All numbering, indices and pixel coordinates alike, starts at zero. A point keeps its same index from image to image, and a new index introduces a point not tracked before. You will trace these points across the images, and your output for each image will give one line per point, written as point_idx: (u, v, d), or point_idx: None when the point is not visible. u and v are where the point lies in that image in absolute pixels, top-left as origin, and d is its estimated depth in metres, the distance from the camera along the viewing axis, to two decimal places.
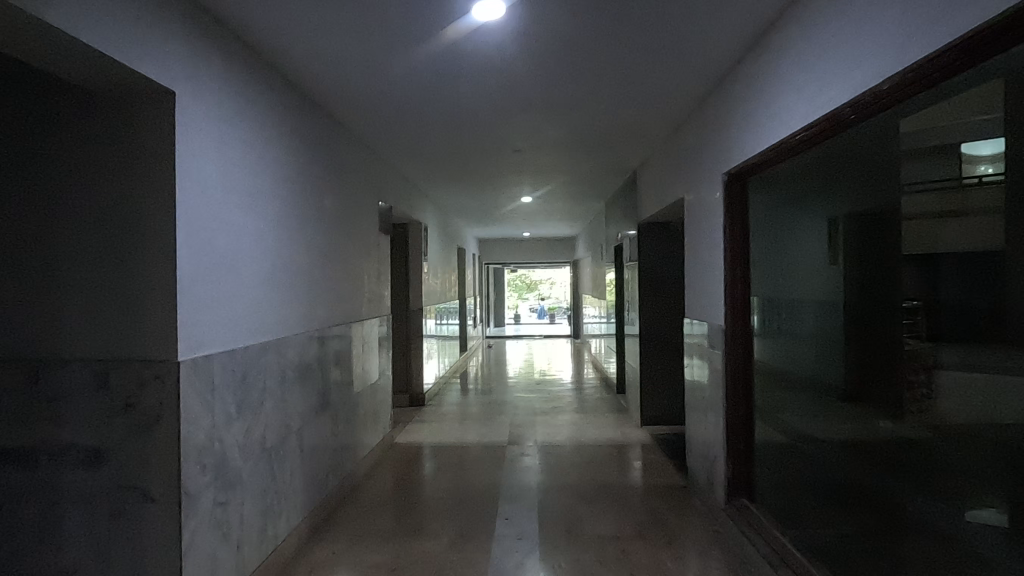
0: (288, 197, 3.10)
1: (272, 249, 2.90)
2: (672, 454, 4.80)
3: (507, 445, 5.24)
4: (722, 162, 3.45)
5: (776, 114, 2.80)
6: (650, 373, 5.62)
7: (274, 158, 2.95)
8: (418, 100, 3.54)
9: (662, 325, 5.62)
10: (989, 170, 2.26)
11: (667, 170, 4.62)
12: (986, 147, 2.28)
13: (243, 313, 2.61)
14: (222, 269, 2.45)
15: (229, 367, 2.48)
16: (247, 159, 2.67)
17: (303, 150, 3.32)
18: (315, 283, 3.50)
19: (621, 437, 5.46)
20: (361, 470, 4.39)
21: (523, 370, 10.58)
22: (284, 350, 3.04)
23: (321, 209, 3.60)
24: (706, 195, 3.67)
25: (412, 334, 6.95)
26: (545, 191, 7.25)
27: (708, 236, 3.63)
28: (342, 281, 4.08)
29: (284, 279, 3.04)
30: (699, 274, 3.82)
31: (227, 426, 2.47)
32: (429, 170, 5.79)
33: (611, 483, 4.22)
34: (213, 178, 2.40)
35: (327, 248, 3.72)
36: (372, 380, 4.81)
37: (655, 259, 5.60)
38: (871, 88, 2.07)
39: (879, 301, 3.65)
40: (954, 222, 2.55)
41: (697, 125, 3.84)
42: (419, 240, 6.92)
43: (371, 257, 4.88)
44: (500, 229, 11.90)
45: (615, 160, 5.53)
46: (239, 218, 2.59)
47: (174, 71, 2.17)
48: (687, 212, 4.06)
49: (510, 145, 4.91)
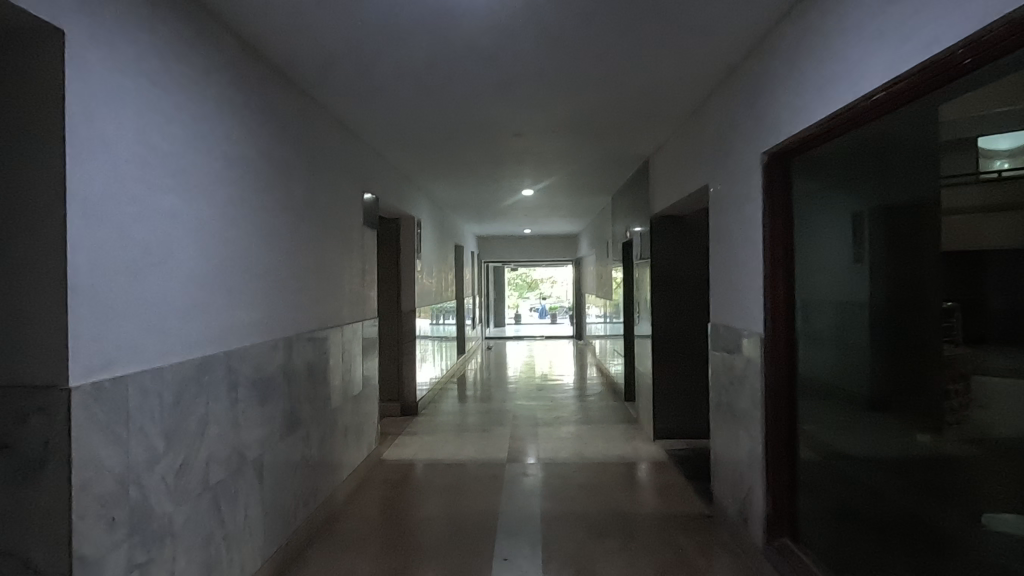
0: (241, 182, 2.60)
1: (217, 242, 2.40)
2: (690, 475, 4.28)
3: (507, 463, 4.71)
4: (757, 140, 2.94)
5: (832, 77, 2.29)
6: (664, 382, 5.11)
7: (221, 131, 2.45)
8: (399, 66, 3.03)
9: (677, 329, 5.10)
10: (1006, 164, 1.69)
11: (687, 156, 4.09)
12: (1002, 139, 1.70)
13: (174, 320, 2.11)
14: (142, 265, 1.94)
15: (153, 390, 1.97)
16: (180, 130, 2.17)
17: (262, 125, 2.81)
18: (279, 284, 2.99)
19: (632, 452, 4.94)
20: (340, 496, 3.88)
21: (524, 374, 10.08)
22: (237, 363, 2.53)
23: (287, 196, 3.09)
24: (736, 180, 3.16)
25: (404, 339, 6.44)
26: (547, 183, 6.73)
27: (739, 229, 3.12)
28: (317, 282, 3.56)
29: (235, 279, 2.54)
30: (727, 273, 3.31)
31: (152, 463, 1.96)
32: (421, 159, 5.27)
33: (624, 512, 3.70)
34: (129, 148, 1.89)
35: (296, 243, 3.21)
36: (355, 392, 4.30)
37: (670, 256, 5.08)
38: (966, 38, 1.61)
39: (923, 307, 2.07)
40: (993, 213, 1.74)
41: (726, 100, 3.33)
42: (411, 236, 6.40)
43: (354, 254, 4.37)
44: (500, 225, 11.36)
45: (626, 146, 4.99)
46: (168, 202, 2.08)
47: (65, 3, 1.65)
48: (713, 201, 3.54)
49: (509, 128, 4.39)
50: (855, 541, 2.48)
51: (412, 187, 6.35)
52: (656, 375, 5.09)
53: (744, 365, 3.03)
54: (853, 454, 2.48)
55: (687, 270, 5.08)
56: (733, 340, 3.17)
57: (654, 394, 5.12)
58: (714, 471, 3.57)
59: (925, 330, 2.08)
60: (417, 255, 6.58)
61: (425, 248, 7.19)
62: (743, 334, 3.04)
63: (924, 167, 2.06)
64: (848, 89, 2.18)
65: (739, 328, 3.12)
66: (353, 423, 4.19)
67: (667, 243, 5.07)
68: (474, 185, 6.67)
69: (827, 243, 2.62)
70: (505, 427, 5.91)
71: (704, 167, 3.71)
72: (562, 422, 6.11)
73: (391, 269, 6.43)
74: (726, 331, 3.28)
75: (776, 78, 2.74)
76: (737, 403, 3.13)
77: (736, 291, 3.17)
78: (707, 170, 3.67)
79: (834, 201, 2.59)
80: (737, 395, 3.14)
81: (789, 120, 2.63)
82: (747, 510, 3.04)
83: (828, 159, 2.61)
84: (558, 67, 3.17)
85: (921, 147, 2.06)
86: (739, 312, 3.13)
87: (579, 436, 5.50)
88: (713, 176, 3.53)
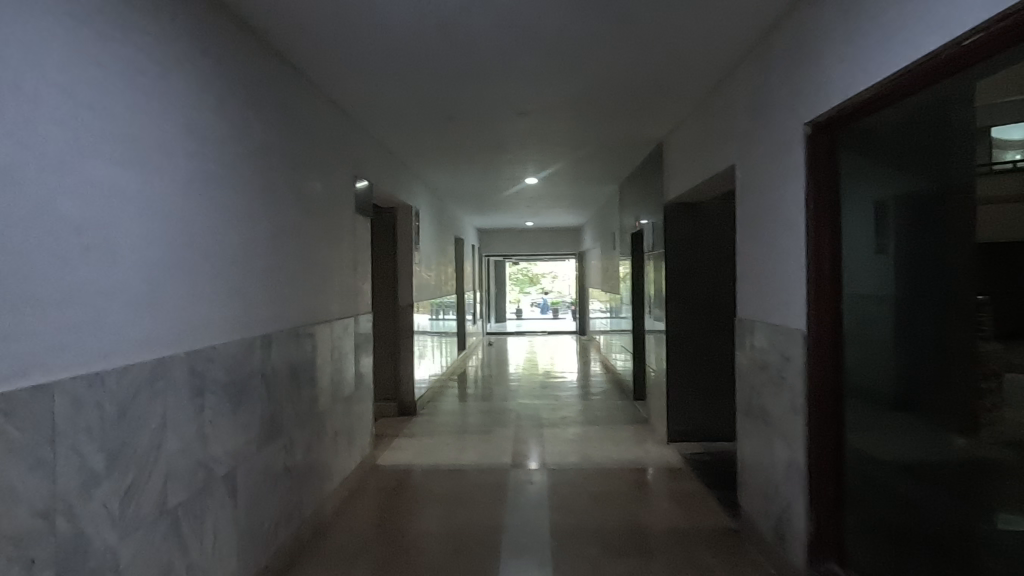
0: (208, 154, 2.27)
1: (177, 222, 2.07)
2: (710, 482, 3.95)
3: (511, 469, 4.38)
4: (795, 110, 2.60)
5: (896, 26, 1.94)
6: (678, 381, 4.77)
7: (182, 93, 2.12)
8: (388, 26, 2.68)
9: (693, 324, 4.76)
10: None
11: (708, 135, 3.75)
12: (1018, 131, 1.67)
13: (118, 312, 1.77)
14: (70, 244, 1.61)
15: (90, 397, 1.64)
16: (125, 87, 1.83)
17: (232, 92, 2.48)
18: (255, 273, 2.66)
19: (645, 456, 4.62)
20: (330, 507, 3.55)
21: (526, 370, 9.75)
22: (204, 363, 2.20)
23: (265, 175, 2.76)
24: (768, 156, 2.82)
25: (401, 334, 6.11)
26: (551, 170, 6.38)
27: (774, 211, 2.77)
28: (301, 273, 3.23)
29: (199, 267, 2.20)
30: (758, 261, 2.96)
31: (91, 485, 1.63)
32: (418, 142, 4.94)
33: (641, 525, 3.37)
34: (48, 102, 1.55)
35: (275, 227, 2.87)
36: (347, 393, 3.97)
37: (685, 245, 4.74)
38: None
39: (967, 293, 1.91)
40: None
41: (756, 68, 2.98)
42: (408, 226, 6.06)
43: (344, 243, 4.03)
44: (500, 217, 11.02)
45: (637, 127, 4.65)
46: (108, 170, 1.74)
47: None
48: (741, 182, 3.19)
49: (512, 106, 4.05)
50: (881, 545, 2.26)
51: (409, 174, 6.00)
52: (670, 373, 4.76)
53: (779, 364, 2.69)
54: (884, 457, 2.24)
55: (703, 260, 4.74)
56: (766, 336, 2.83)
57: (668, 394, 4.78)
58: (740, 481, 3.24)
59: (965, 317, 1.92)
60: (415, 247, 6.25)
61: (424, 239, 6.85)
62: (778, 329, 2.71)
63: (968, 145, 1.88)
64: (914, 39, 1.85)
65: (772, 323, 2.78)
66: (344, 427, 3.86)
67: (682, 231, 4.73)
68: (474, 173, 6.33)
69: (854, 226, 2.39)
70: (508, 428, 5.58)
71: (730, 145, 3.37)
72: (568, 422, 5.78)
73: (387, 261, 6.09)
74: (756, 326, 2.95)
75: (818, 37, 2.41)
76: (771, 407, 2.79)
77: (768, 281, 2.84)
78: (732, 148, 3.33)
79: (866, 178, 2.34)
80: (771, 398, 2.81)
81: (835, 82, 2.29)
82: (782, 528, 2.72)
83: (875, 130, 2.28)
84: (569, 31, 2.83)
85: (965, 125, 1.89)
86: (773, 304, 2.79)
87: (586, 438, 5.17)
88: (740, 154, 3.19)
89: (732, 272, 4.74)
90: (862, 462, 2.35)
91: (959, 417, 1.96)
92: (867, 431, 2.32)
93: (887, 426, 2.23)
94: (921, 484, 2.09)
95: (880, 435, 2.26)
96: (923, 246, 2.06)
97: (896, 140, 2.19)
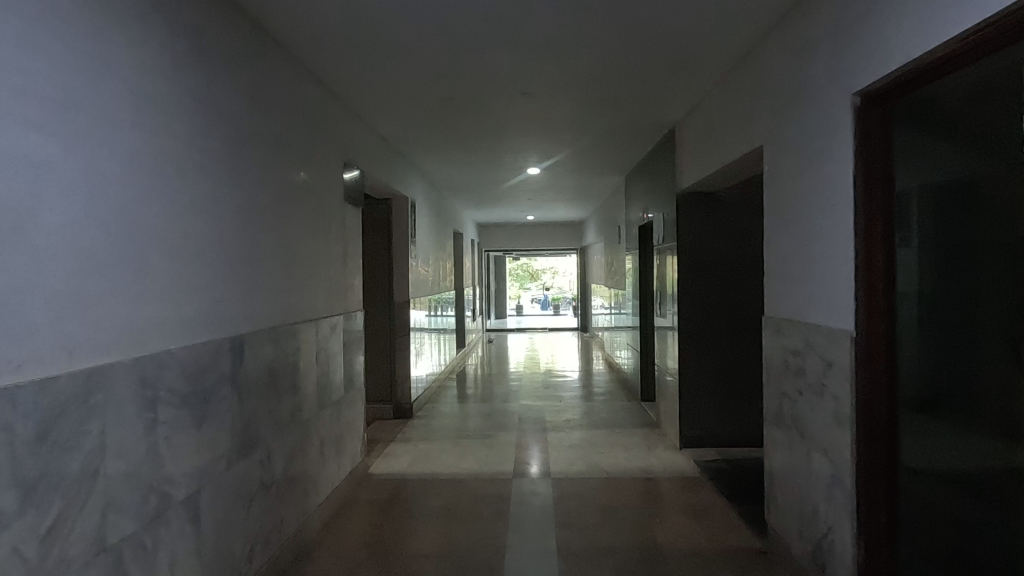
0: (157, 127, 1.95)
1: (114, 205, 1.75)
2: (730, 494, 3.64)
3: (514, 479, 4.06)
4: (837, 80, 2.27)
5: None
6: (692, 383, 4.46)
7: (120, 53, 1.80)
8: None
9: (709, 322, 4.43)
10: None
11: (730, 115, 3.42)
12: None
13: (31, 310, 1.46)
14: None
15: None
16: (39, 38, 1.52)
17: (189, 56, 2.16)
18: (221, 267, 2.34)
19: (657, 464, 4.31)
20: (316, 524, 3.24)
21: (528, 369, 9.43)
22: (155, 370, 1.89)
23: (232, 155, 2.44)
24: (805, 134, 2.49)
25: (397, 333, 5.78)
26: (555, 159, 6.06)
27: (811, 196, 2.45)
28: (280, 266, 2.91)
29: (148, 259, 1.89)
30: (792, 252, 2.64)
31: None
32: (413, 127, 4.61)
33: (658, 545, 3.06)
34: None
35: (247, 215, 2.55)
36: (337, 398, 3.66)
37: (701, 238, 4.42)
38: None
39: None
40: None
41: (789, 36, 2.65)
42: (404, 219, 5.74)
43: (333, 235, 3.71)
44: (501, 211, 10.68)
45: (648, 111, 4.32)
46: (15, 137, 1.43)
47: None
48: (771, 165, 2.86)
49: (513, 84, 3.72)
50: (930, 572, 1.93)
51: (404, 163, 5.68)
52: (684, 374, 4.45)
53: (821, 369, 2.37)
54: (935, 474, 1.90)
55: (718, 253, 4.42)
56: (803, 337, 2.51)
57: (681, 395, 4.47)
58: (770, 498, 2.92)
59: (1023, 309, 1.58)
60: (411, 240, 5.92)
61: (421, 232, 6.53)
62: (818, 330, 2.39)
63: None
64: None
65: (811, 322, 2.46)
66: (332, 436, 3.54)
67: (696, 223, 4.41)
68: (473, 162, 6.00)
69: (910, 207, 2.02)
70: (510, 433, 5.26)
71: (757, 124, 3.04)
72: (573, 425, 5.47)
73: (381, 256, 5.77)
74: (791, 326, 2.62)
75: None
76: (810, 418, 2.47)
77: (805, 276, 2.51)
78: (760, 127, 3.00)
79: (922, 151, 1.97)
80: (809, 407, 2.49)
81: (888, 43, 1.97)
82: (824, 556, 2.40)
83: (932, 95, 1.92)
84: None
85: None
86: (811, 301, 2.47)
87: (593, 443, 4.85)
88: (770, 133, 2.86)
89: (750, 266, 4.42)
90: (914, 481, 2.01)
91: (1006, 425, 1.63)
92: (919, 444, 1.98)
93: (941, 437, 1.88)
94: (959, 494, 1.80)
95: (933, 447, 1.92)
96: (951, 229, 1.85)
97: (954, 104, 1.83)
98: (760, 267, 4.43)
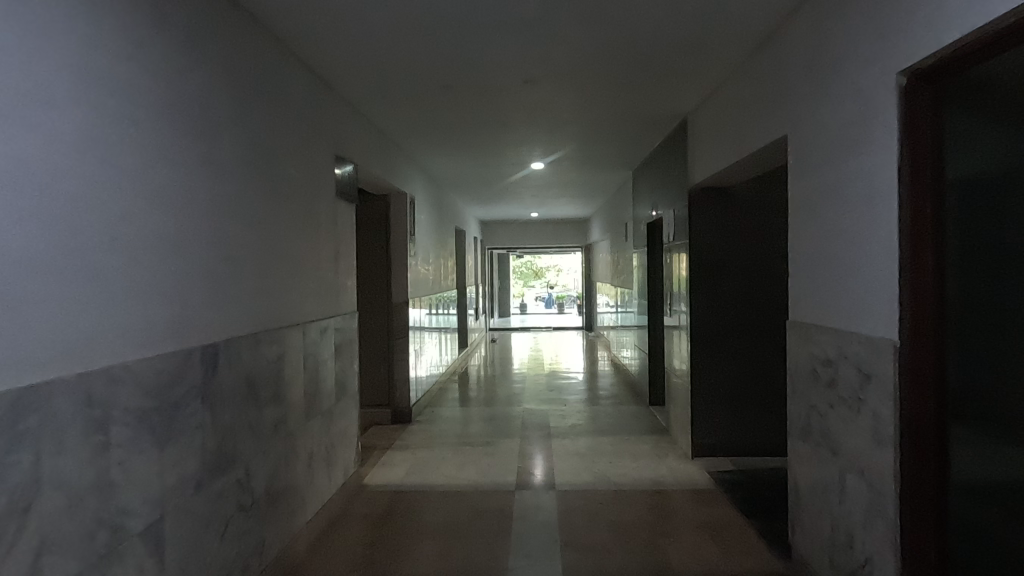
0: (108, 113, 1.73)
1: (52, 200, 1.53)
2: (748, 510, 3.41)
3: (516, 492, 3.83)
4: (874, 59, 2.04)
5: None
6: (705, 389, 4.22)
7: (62, 26, 1.58)
8: None
9: (723, 324, 4.19)
10: None
11: (748, 103, 3.18)
12: None
13: None
14: None
15: None
16: None
17: (151, 34, 1.94)
18: (191, 269, 2.11)
19: (668, 474, 4.07)
20: (303, 542, 3.02)
21: (532, 370, 9.20)
22: (107, 387, 1.67)
23: (204, 146, 2.21)
24: (838, 120, 2.25)
25: (395, 334, 5.55)
26: (559, 154, 5.82)
27: (845, 189, 2.21)
28: (263, 267, 2.68)
29: (100, 260, 1.68)
30: (822, 252, 2.40)
31: None
32: (410, 118, 4.38)
33: (672, 567, 2.83)
34: None
35: (222, 211, 2.33)
36: (328, 407, 3.44)
37: (714, 235, 4.17)
38: None
39: None
40: None
41: (817, 14, 2.42)
42: (403, 216, 5.52)
43: (324, 233, 3.49)
44: (504, 208, 10.45)
45: (658, 100, 4.08)
46: None
47: None
48: (797, 156, 2.62)
49: (515, 72, 3.49)
50: None
51: (403, 158, 5.45)
52: (696, 379, 4.21)
53: (857, 382, 2.13)
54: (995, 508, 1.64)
55: (733, 252, 4.17)
56: (836, 346, 2.27)
57: (693, 402, 4.24)
58: (794, 518, 2.68)
59: None
60: (410, 238, 5.70)
61: (421, 229, 6.29)
62: (854, 338, 2.14)
63: None
64: None
65: (845, 329, 2.22)
66: (321, 448, 3.31)
67: (709, 220, 4.17)
68: (475, 157, 5.77)
69: (967, 199, 1.75)
70: (513, 439, 5.02)
71: (780, 111, 2.79)
72: (579, 431, 5.23)
73: (379, 254, 5.55)
74: (821, 333, 2.38)
75: None
76: (843, 435, 2.23)
77: (837, 278, 2.27)
78: (783, 114, 2.76)
79: (980, 135, 1.71)
80: (842, 423, 2.25)
81: (937, 15, 1.74)
82: None
83: (993, 70, 1.65)
84: None
85: None
86: (844, 306, 2.23)
87: (600, 451, 4.61)
88: (796, 121, 2.62)
89: (767, 264, 4.17)
90: (970, 512, 1.75)
91: None
92: (976, 472, 1.72)
93: (1001, 465, 1.62)
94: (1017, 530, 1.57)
95: (991, 476, 1.66)
96: (1000, 230, 1.63)
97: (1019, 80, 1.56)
98: (780, 266, 4.17)
